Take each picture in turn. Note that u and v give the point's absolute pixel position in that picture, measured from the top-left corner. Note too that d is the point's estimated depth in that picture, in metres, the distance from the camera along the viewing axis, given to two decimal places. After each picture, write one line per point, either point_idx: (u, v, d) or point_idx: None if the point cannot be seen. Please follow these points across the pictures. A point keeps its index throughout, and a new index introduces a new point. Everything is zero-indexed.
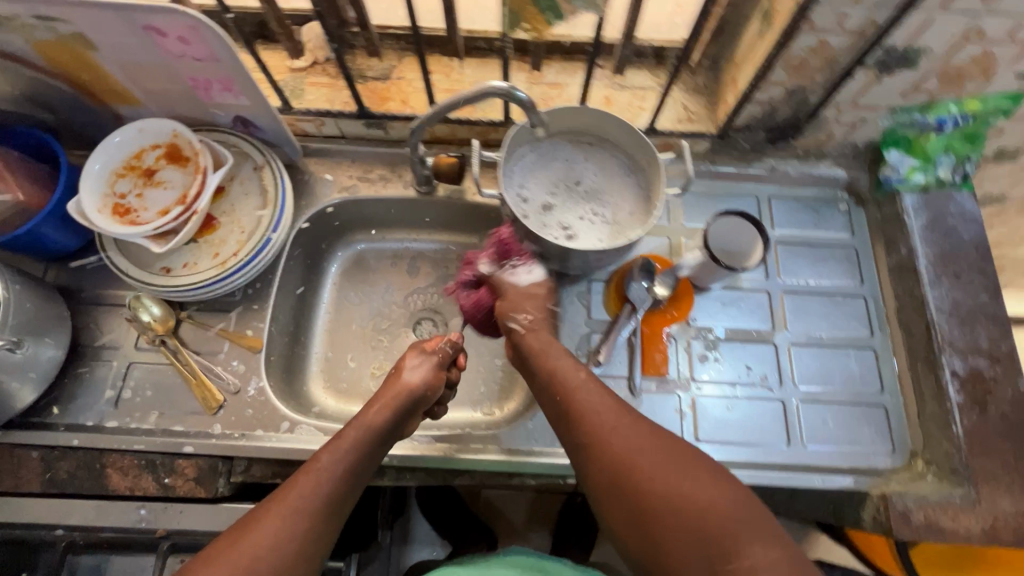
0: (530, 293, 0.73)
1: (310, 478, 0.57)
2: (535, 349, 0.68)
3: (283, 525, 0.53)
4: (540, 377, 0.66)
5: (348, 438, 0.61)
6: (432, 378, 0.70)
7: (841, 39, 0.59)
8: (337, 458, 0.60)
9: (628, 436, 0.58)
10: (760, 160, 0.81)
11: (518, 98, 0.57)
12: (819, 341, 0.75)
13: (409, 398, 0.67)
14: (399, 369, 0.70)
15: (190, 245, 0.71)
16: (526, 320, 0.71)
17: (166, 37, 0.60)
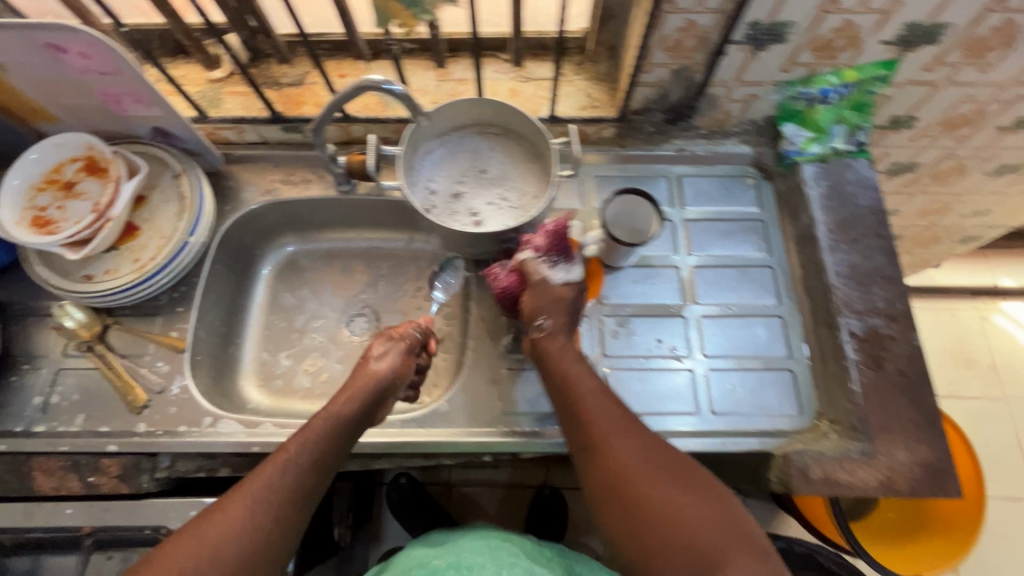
0: (561, 295, 0.66)
1: (279, 474, 0.55)
2: (551, 353, 0.64)
3: (245, 517, 0.52)
4: (553, 382, 0.64)
5: (315, 427, 0.59)
6: (400, 367, 0.66)
7: (706, 18, 0.63)
8: (306, 451, 0.57)
9: (632, 452, 0.57)
10: (667, 141, 0.84)
11: (394, 90, 0.63)
12: (728, 311, 0.77)
13: (373, 390, 0.63)
14: (365, 359, 0.67)
15: (112, 253, 0.74)
16: (548, 323, 0.65)
17: (67, 53, 0.63)
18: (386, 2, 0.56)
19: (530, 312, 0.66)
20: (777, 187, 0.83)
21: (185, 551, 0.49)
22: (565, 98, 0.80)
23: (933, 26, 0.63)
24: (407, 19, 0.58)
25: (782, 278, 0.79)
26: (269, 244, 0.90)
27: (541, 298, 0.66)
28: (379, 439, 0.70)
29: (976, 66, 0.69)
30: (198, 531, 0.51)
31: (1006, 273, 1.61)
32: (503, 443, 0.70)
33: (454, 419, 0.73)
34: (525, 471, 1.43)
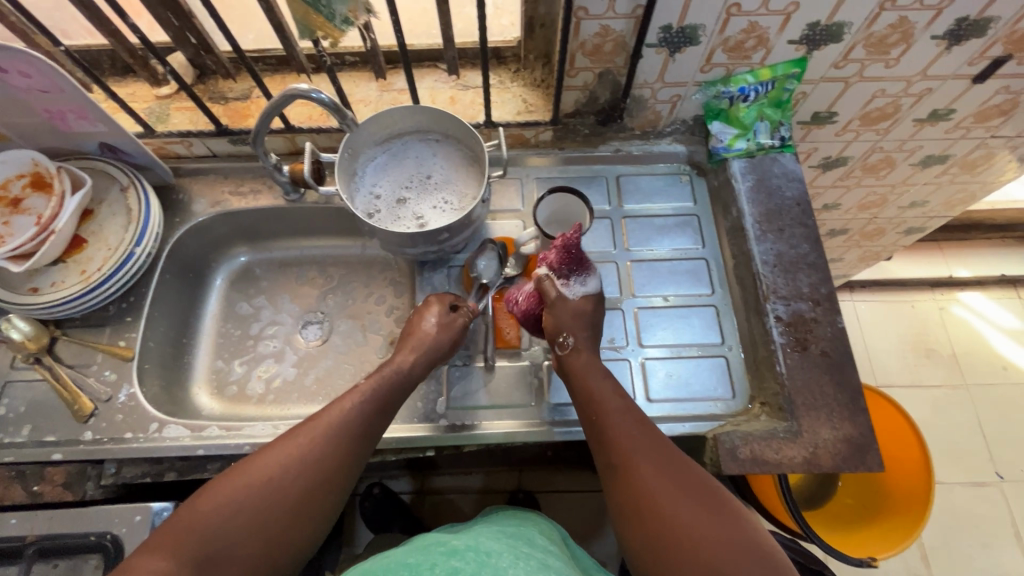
0: (583, 308, 0.71)
1: (345, 412, 0.59)
2: (576, 371, 0.67)
3: (315, 444, 0.56)
4: (578, 398, 0.66)
5: (381, 378, 0.64)
6: (452, 331, 0.71)
7: (620, 23, 0.66)
8: (368, 401, 0.62)
9: (659, 467, 0.57)
10: (604, 143, 0.87)
11: (320, 99, 0.66)
12: (665, 302, 0.80)
13: (431, 348, 0.69)
14: (421, 317, 0.72)
15: (59, 265, 0.75)
16: (573, 340, 0.68)
17: (7, 73, 0.65)
18: (306, 15, 0.60)
19: (553, 329, 0.69)
20: (710, 183, 0.87)
21: (259, 465, 0.53)
22: (503, 104, 0.83)
23: (834, 25, 0.68)
24: (331, 32, 0.63)
25: (715, 269, 0.82)
26: (222, 254, 0.91)
27: (565, 315, 0.70)
28: None
29: (882, 61, 0.73)
30: (272, 451, 0.55)
31: (962, 265, 1.66)
32: (446, 436, 0.73)
33: (398, 415, 0.75)
34: (498, 476, 1.44)
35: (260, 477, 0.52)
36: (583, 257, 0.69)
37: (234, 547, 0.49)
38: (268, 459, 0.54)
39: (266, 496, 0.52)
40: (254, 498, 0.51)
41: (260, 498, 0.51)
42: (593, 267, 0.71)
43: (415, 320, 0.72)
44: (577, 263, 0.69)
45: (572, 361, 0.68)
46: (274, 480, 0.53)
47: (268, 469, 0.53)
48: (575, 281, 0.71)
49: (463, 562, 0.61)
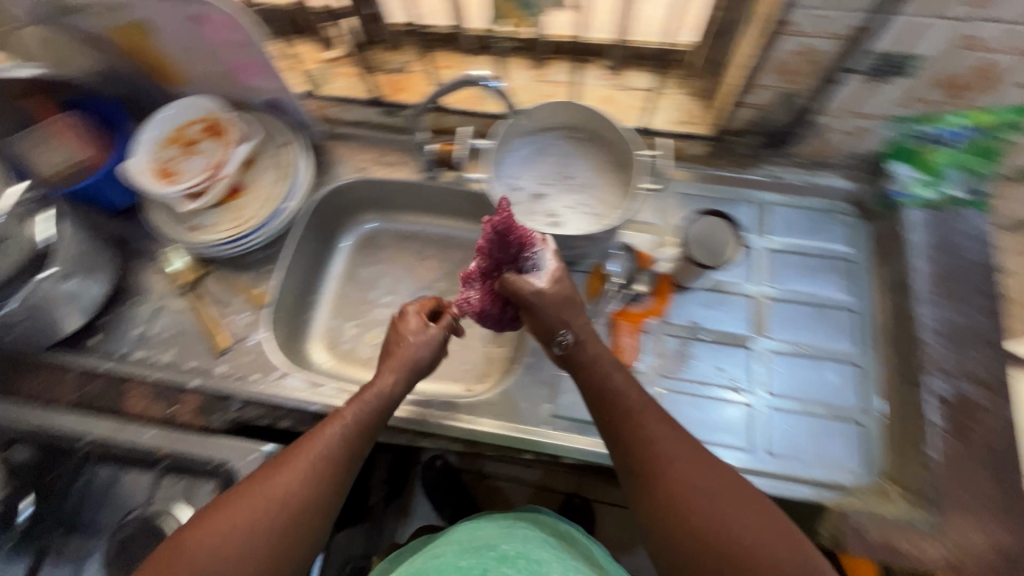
0: (565, 297, 0.64)
1: (333, 434, 0.59)
2: (585, 362, 0.63)
3: (299, 472, 0.56)
4: (586, 390, 0.63)
5: (366, 399, 0.62)
6: (434, 351, 0.69)
7: (826, 43, 0.60)
8: (354, 425, 0.60)
9: (691, 472, 0.55)
10: (759, 167, 0.81)
11: (491, 86, 0.64)
12: (800, 351, 0.73)
13: (416, 363, 0.67)
14: (399, 333, 0.69)
15: (218, 208, 0.81)
16: (572, 335, 0.63)
17: (210, 25, 0.70)
18: None
19: (546, 330, 0.64)
20: (873, 228, 0.79)
21: (240, 503, 0.54)
22: (660, 111, 0.80)
23: None
24: None
25: (865, 325, 0.74)
26: (352, 219, 0.95)
27: (548, 313, 0.64)
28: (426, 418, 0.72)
29: None
30: (249, 489, 0.55)
31: None
32: (548, 443, 0.72)
33: (501, 411, 0.74)
34: (558, 476, 1.42)
35: (241, 513, 0.53)
36: (523, 235, 0.62)
37: None
38: (250, 497, 0.54)
39: (254, 530, 0.53)
40: (240, 535, 0.52)
41: (247, 533, 0.52)
42: (540, 238, 0.64)
43: (393, 335, 0.69)
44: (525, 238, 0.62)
45: (579, 356, 0.63)
46: (261, 511, 0.53)
47: (247, 509, 0.53)
48: (533, 258, 0.64)
49: (516, 570, 0.67)
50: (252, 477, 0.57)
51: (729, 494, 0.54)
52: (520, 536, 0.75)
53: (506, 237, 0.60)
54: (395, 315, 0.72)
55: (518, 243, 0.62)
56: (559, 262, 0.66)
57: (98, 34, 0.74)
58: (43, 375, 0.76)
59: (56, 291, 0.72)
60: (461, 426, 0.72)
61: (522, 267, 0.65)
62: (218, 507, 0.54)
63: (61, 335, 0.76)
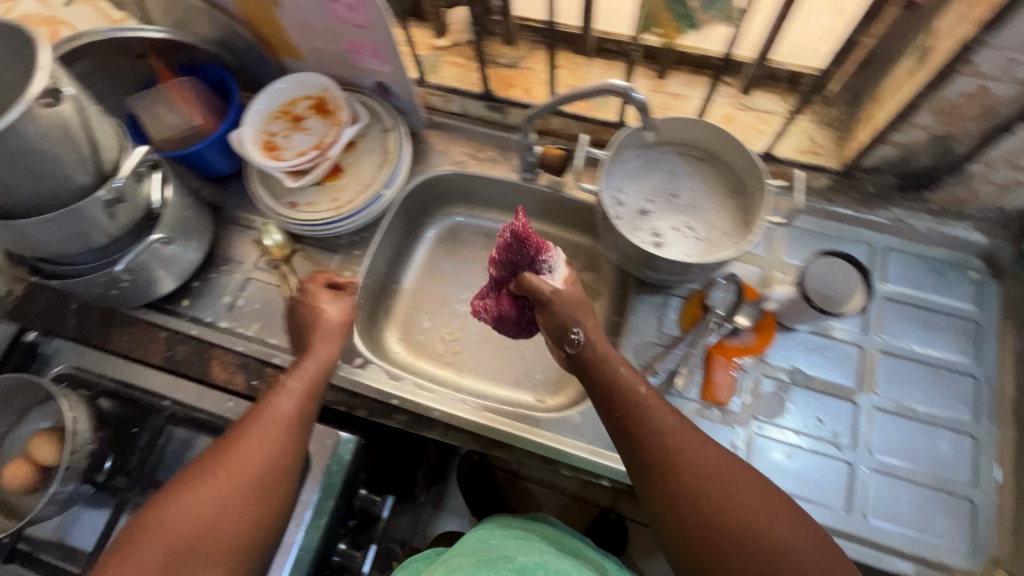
0: (578, 297, 0.66)
1: (284, 400, 0.62)
2: (597, 359, 0.63)
3: (261, 438, 0.59)
4: (598, 388, 0.62)
5: (309, 366, 0.65)
6: (347, 317, 0.71)
7: (1006, 87, 0.54)
8: (303, 389, 0.64)
9: (698, 462, 0.57)
10: (885, 208, 0.75)
11: (634, 99, 0.60)
12: (911, 413, 0.68)
13: (343, 331, 0.70)
14: (314, 307, 0.70)
15: (316, 187, 0.81)
16: (584, 334, 0.63)
17: (337, 3, 0.68)
18: None
19: (559, 328, 0.65)
20: (1004, 290, 0.72)
21: (213, 478, 0.57)
22: (785, 137, 0.75)
23: None
24: None
25: (985, 394, 0.69)
26: (440, 210, 0.93)
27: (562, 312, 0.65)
28: (510, 428, 0.71)
29: None
30: (217, 465, 0.58)
31: None
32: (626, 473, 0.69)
33: (584, 432, 0.72)
34: (595, 488, 1.39)
35: (211, 484, 0.57)
36: (541, 242, 0.64)
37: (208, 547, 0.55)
38: (218, 470, 0.57)
39: (227, 492, 0.57)
40: (213, 500, 0.56)
41: (221, 498, 0.56)
42: (555, 247, 0.65)
43: (309, 313, 0.70)
44: (540, 242, 0.64)
45: (589, 354, 0.64)
46: (229, 476, 0.57)
47: (221, 484, 0.57)
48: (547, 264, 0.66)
49: None
50: (209, 451, 0.59)
51: (726, 477, 0.57)
52: (536, 548, 0.73)
53: (524, 242, 0.62)
54: (302, 297, 0.72)
55: (536, 247, 0.64)
56: (570, 270, 0.69)
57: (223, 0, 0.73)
58: (137, 331, 0.78)
59: (159, 254, 0.73)
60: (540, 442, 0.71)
61: (536, 271, 0.66)
62: (181, 483, 0.57)
63: (156, 296, 0.78)
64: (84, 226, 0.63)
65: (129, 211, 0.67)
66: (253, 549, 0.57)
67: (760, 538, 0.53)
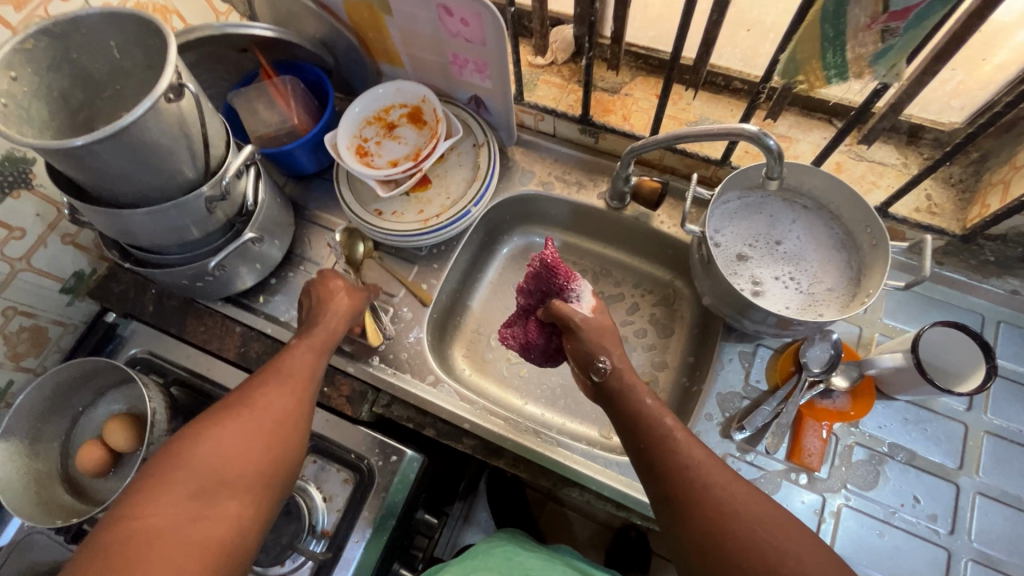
0: (603, 327, 0.66)
1: (304, 357, 0.63)
2: (625, 389, 0.62)
3: (283, 390, 0.59)
4: (625, 418, 0.61)
5: (322, 333, 0.66)
6: (356, 297, 0.71)
7: None
8: (316, 350, 0.64)
9: (727, 487, 0.54)
10: (1001, 278, 0.70)
11: (766, 144, 0.56)
12: (1016, 502, 0.63)
13: (354, 310, 0.70)
14: (326, 288, 0.69)
15: (403, 197, 0.80)
16: (610, 363, 0.63)
17: (451, 16, 0.67)
18: (808, 56, 0.49)
19: (586, 355, 0.65)
20: None
21: (232, 427, 0.55)
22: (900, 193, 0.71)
23: None
24: (814, 79, 0.51)
25: None
26: (515, 229, 0.92)
27: (589, 339, 0.66)
28: (583, 468, 0.69)
29: None
30: (235, 415, 0.56)
31: None
32: None
33: None
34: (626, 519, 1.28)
35: (235, 428, 0.55)
36: (569, 270, 0.66)
37: (225, 497, 0.51)
38: (238, 416, 0.56)
39: (256, 435, 0.55)
40: (240, 441, 0.54)
41: (248, 441, 0.54)
42: (580, 275, 0.67)
43: (323, 290, 0.69)
44: (567, 271, 0.66)
45: (615, 383, 0.63)
46: (252, 419, 0.56)
47: (240, 433, 0.54)
48: (576, 295, 0.67)
49: None
50: (225, 402, 0.58)
51: (753, 501, 0.53)
52: (559, 568, 0.74)
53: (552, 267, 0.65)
54: (318, 276, 0.71)
55: (564, 275, 0.66)
56: (597, 299, 0.69)
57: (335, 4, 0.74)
58: (212, 324, 0.79)
59: (247, 251, 0.73)
60: (614, 485, 0.68)
61: (566, 300, 0.67)
62: (199, 427, 0.55)
63: (235, 291, 0.77)
64: (183, 220, 0.63)
65: (226, 207, 0.67)
66: (274, 497, 0.55)
67: (787, 561, 0.50)
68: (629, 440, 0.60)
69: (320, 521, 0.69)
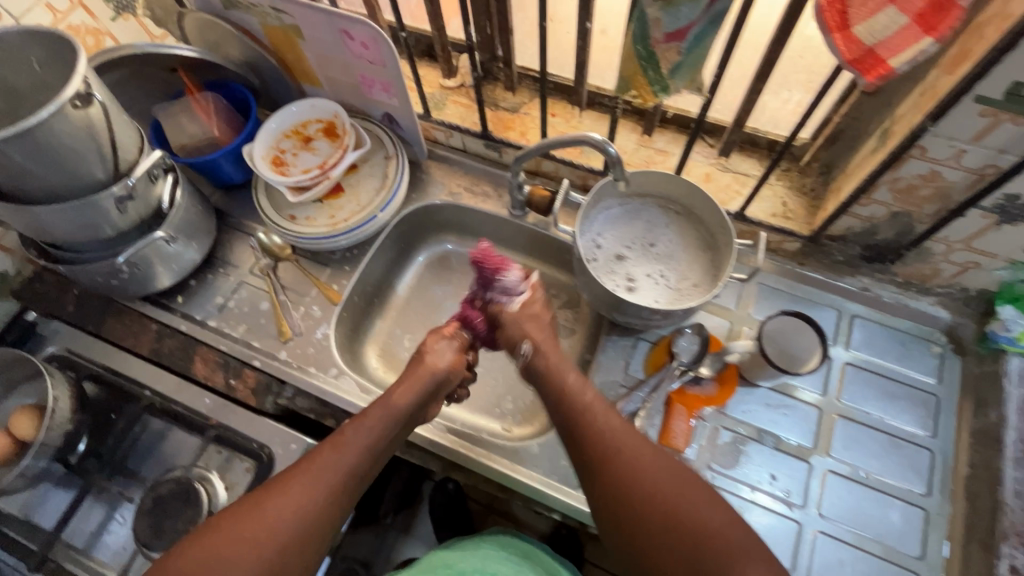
0: (532, 315, 0.74)
1: (338, 465, 0.62)
2: (549, 371, 0.69)
3: (303, 499, 0.59)
4: (547, 392, 0.69)
5: (371, 420, 0.66)
6: (455, 362, 0.75)
7: (958, 174, 0.57)
8: (363, 440, 0.65)
9: (667, 485, 0.58)
10: (853, 276, 0.78)
11: (608, 152, 0.64)
12: (863, 478, 0.69)
13: (453, 371, 0.74)
14: (429, 354, 0.74)
15: (317, 204, 0.86)
16: (531, 346, 0.71)
17: (353, 40, 0.75)
18: (632, 72, 0.56)
19: (514, 339, 0.72)
20: (967, 367, 0.74)
21: (248, 520, 0.57)
22: (760, 199, 0.78)
23: None
24: (645, 93, 0.58)
25: (940, 469, 0.69)
26: (433, 237, 0.98)
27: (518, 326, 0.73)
28: (466, 453, 0.74)
29: None
30: (260, 507, 0.58)
31: None
32: (578, 508, 0.71)
33: (541, 464, 0.73)
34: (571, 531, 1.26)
35: (248, 532, 0.56)
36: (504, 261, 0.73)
37: None
38: (261, 510, 0.58)
39: (263, 533, 0.56)
40: (247, 539, 0.56)
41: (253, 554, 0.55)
42: (517, 271, 0.72)
43: (425, 352, 0.74)
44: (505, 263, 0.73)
45: (540, 362, 0.70)
46: (265, 517, 0.57)
47: (255, 530, 0.56)
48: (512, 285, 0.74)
49: None
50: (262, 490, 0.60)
51: (691, 493, 0.57)
52: (483, 547, 0.80)
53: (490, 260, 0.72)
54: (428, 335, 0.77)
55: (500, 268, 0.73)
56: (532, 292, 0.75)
57: (254, 29, 0.82)
58: (130, 321, 0.82)
59: (161, 251, 0.77)
60: (498, 469, 0.73)
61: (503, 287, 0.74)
62: (235, 511, 0.58)
63: (153, 290, 0.81)
64: (94, 217, 0.68)
65: (139, 207, 0.72)
66: None
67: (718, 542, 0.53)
68: (573, 447, 0.64)
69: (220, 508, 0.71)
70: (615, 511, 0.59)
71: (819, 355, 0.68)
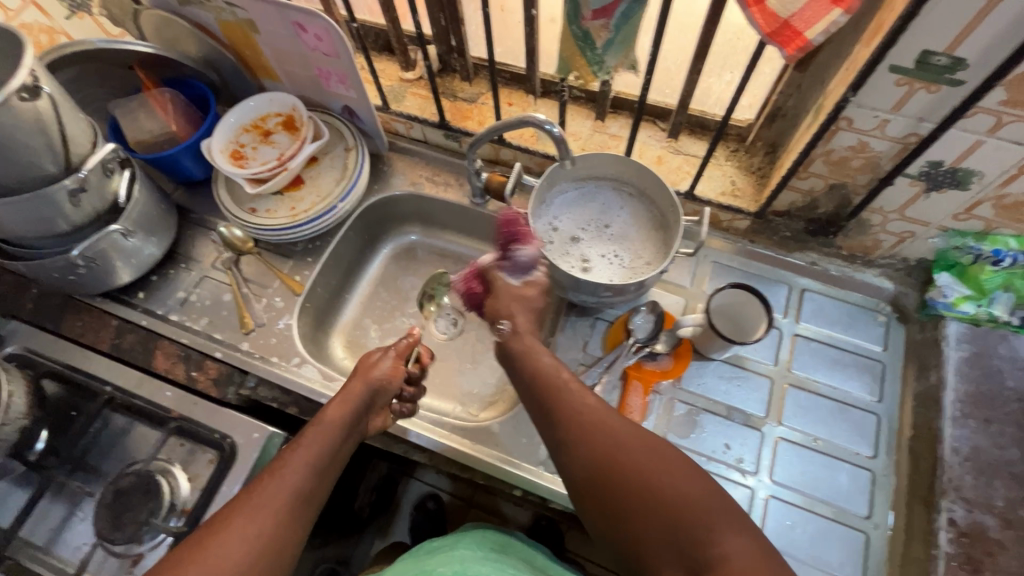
0: (519, 296, 0.73)
1: (280, 485, 0.57)
2: (522, 347, 0.68)
3: (254, 535, 0.54)
4: (523, 373, 0.66)
5: (313, 438, 0.62)
6: (392, 372, 0.72)
7: (884, 143, 0.61)
8: (305, 460, 0.60)
9: (641, 454, 0.54)
10: (800, 251, 0.80)
11: (552, 131, 0.66)
12: (812, 444, 0.71)
13: (393, 378, 0.72)
14: (366, 365, 0.71)
15: (278, 197, 0.87)
16: (510, 325, 0.71)
17: (306, 33, 0.76)
18: (572, 54, 0.58)
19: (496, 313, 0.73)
20: (911, 334, 0.76)
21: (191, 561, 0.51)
22: (709, 179, 0.80)
23: None
24: (585, 73, 0.60)
25: (885, 432, 0.72)
26: (397, 229, 0.99)
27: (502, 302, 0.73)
28: (428, 434, 0.76)
29: None
30: (200, 551, 0.52)
31: None
32: (538, 484, 0.72)
33: (500, 442, 0.75)
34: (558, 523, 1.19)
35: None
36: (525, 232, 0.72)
37: None
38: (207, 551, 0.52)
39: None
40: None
41: None
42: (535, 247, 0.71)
43: (363, 362, 0.72)
44: (526, 236, 0.72)
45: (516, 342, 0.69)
46: (214, 554, 0.52)
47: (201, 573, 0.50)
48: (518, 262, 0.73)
49: None
50: (202, 529, 0.54)
51: (664, 461, 0.53)
52: (458, 551, 0.71)
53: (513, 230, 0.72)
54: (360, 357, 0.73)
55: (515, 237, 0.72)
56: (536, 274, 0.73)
57: (209, 24, 0.82)
58: (91, 318, 0.82)
59: (120, 246, 0.77)
60: (459, 448, 0.74)
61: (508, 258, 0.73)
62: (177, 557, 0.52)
63: (113, 287, 0.81)
64: (49, 211, 0.68)
65: (93, 201, 0.72)
66: None
67: (693, 511, 0.49)
68: (547, 429, 0.62)
69: (181, 499, 0.70)
70: (595, 482, 0.55)
71: (765, 324, 0.72)
